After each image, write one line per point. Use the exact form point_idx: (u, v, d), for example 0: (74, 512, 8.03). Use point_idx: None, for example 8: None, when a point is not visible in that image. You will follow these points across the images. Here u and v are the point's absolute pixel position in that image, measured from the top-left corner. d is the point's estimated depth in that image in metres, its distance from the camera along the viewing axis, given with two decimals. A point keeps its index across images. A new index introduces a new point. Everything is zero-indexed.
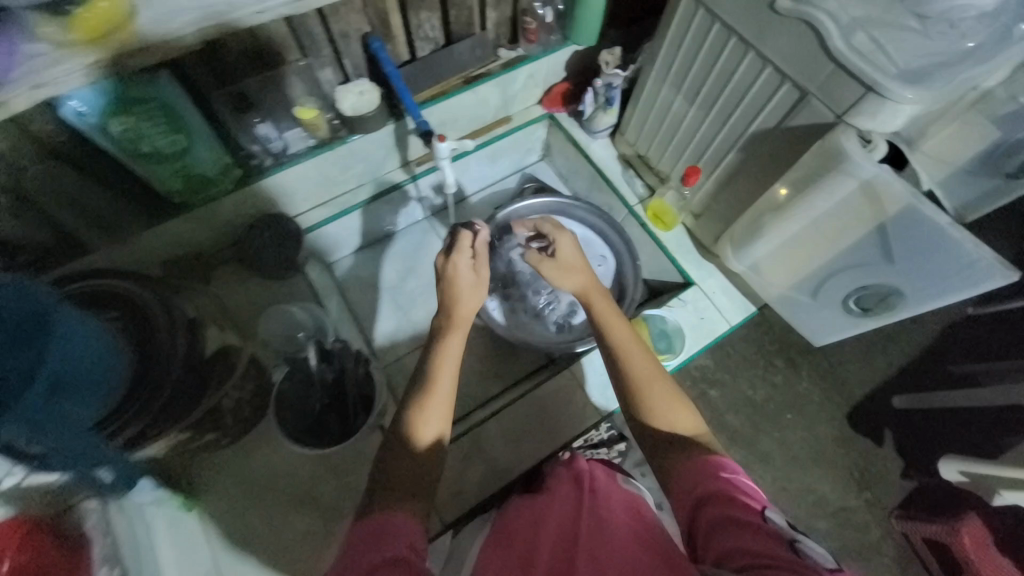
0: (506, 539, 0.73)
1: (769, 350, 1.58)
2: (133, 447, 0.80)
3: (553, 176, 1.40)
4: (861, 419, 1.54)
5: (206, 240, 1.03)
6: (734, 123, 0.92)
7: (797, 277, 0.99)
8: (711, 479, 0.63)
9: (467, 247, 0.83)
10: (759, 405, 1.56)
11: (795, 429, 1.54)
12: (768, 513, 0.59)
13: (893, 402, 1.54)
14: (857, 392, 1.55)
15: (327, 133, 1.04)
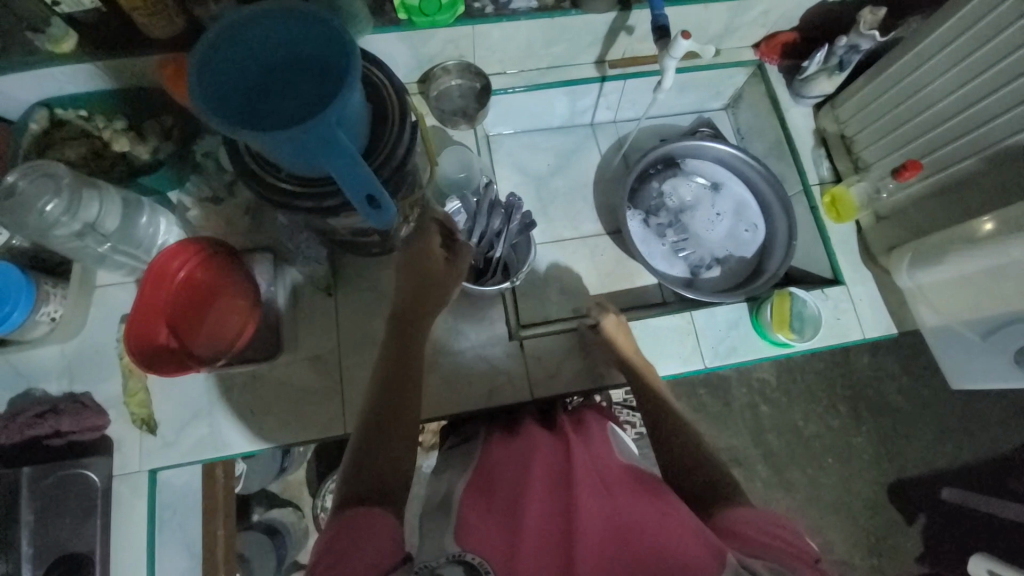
0: (483, 487, 0.71)
1: (837, 393, 1.57)
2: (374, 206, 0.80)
3: (730, 128, 1.33)
4: (901, 496, 1.53)
5: (405, 65, 1.08)
6: (992, 129, 0.85)
7: (973, 313, 0.94)
8: (763, 521, 0.62)
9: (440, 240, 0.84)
10: (805, 438, 1.56)
11: (831, 474, 1.54)
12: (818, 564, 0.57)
13: (942, 492, 1.53)
14: (909, 467, 1.53)
15: (552, 1, 1.01)
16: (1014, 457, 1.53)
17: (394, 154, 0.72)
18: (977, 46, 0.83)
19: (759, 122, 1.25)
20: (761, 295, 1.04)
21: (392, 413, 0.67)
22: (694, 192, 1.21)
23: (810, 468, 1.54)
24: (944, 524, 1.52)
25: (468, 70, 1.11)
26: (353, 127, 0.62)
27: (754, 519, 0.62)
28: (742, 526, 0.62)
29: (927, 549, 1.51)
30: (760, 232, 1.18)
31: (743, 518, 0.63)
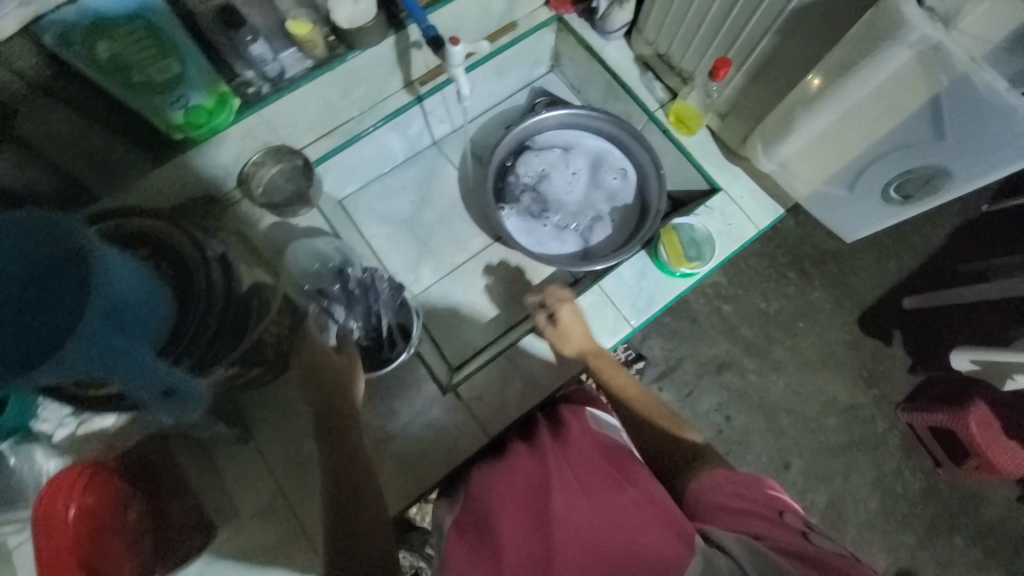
0: (475, 523, 0.69)
1: (781, 262, 1.62)
2: (200, 372, 0.77)
3: (565, 88, 1.31)
4: (871, 322, 1.59)
5: (209, 179, 0.98)
6: (770, 3, 0.83)
7: (830, 171, 0.89)
8: (733, 482, 0.68)
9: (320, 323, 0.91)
10: (772, 315, 1.61)
11: (807, 336, 1.60)
12: (785, 515, 0.62)
13: (904, 303, 1.58)
14: (867, 297, 1.60)
15: (325, 52, 0.95)
16: (951, 246, 1.61)
17: (201, 324, 0.76)
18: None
19: (584, 71, 1.24)
20: (654, 236, 1.05)
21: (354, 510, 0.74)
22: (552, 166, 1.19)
23: (788, 340, 1.59)
24: (919, 331, 1.59)
25: (282, 155, 1.04)
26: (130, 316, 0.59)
27: (727, 482, 0.69)
28: (717, 493, 0.68)
29: (915, 360, 1.58)
30: (630, 174, 1.18)
31: (715, 486, 0.69)
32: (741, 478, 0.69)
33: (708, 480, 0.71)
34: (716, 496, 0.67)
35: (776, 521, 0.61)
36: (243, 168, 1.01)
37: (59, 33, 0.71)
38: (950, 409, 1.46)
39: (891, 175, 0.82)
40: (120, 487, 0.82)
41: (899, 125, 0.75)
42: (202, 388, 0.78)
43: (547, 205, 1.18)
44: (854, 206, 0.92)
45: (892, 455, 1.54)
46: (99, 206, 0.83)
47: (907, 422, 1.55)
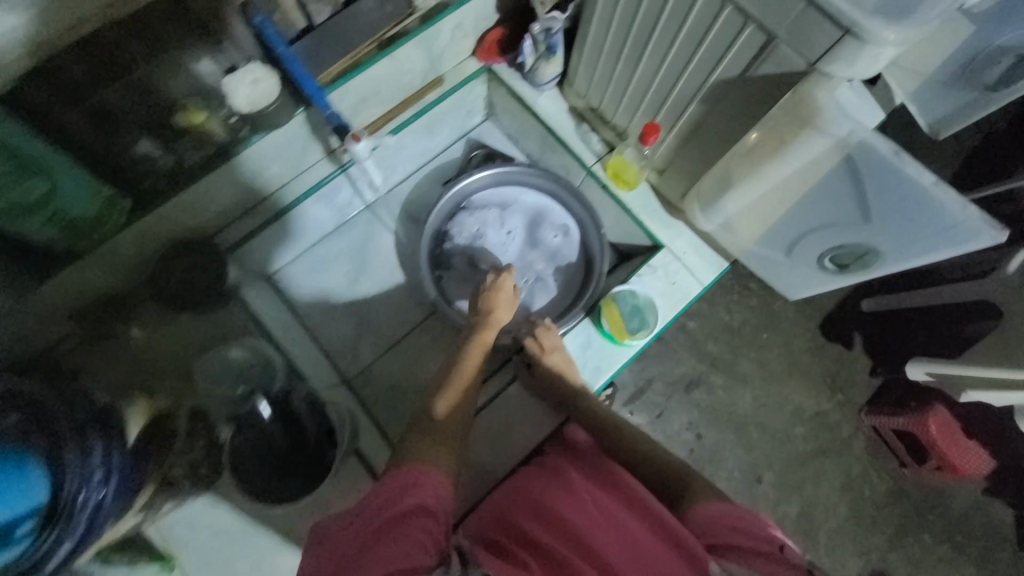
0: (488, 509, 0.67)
1: (742, 274, 1.57)
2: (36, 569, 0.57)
3: (501, 137, 1.26)
4: (832, 326, 1.54)
5: (110, 281, 0.90)
6: (694, 72, 0.78)
7: (765, 233, 0.87)
8: (728, 514, 0.65)
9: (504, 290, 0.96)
10: (737, 328, 1.55)
11: (772, 347, 1.54)
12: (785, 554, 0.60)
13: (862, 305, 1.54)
14: (828, 303, 1.55)
15: (227, 137, 0.88)
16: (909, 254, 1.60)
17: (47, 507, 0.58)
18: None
19: (519, 122, 1.19)
20: (596, 302, 1.03)
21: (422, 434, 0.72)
22: (491, 224, 1.15)
23: (754, 353, 1.53)
24: (879, 333, 1.53)
25: (190, 245, 0.94)
26: None
27: (720, 514, 0.66)
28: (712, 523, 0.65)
29: (875, 359, 1.52)
30: (572, 231, 1.14)
31: (709, 511, 0.66)
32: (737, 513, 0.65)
33: (701, 505, 0.68)
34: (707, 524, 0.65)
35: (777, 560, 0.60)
36: (150, 264, 0.93)
37: None
38: (910, 412, 1.41)
39: (825, 246, 0.80)
40: None
41: (826, 203, 0.73)
42: None
43: (497, 244, 1.14)
44: (791, 269, 0.91)
45: (858, 459, 1.49)
46: None
47: (871, 426, 1.49)
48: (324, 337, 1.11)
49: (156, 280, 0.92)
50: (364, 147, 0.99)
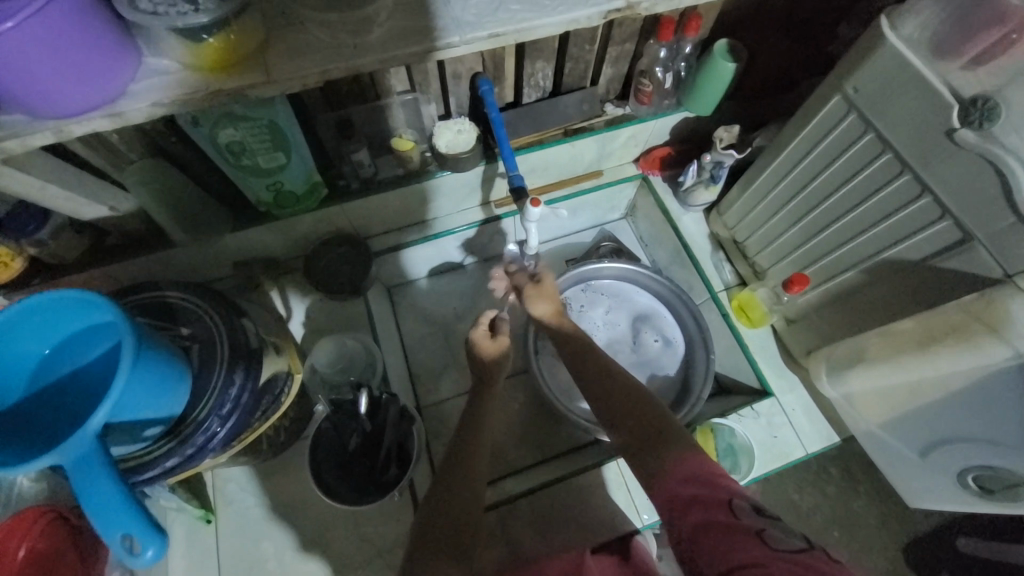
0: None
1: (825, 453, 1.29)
2: (167, 472, 0.66)
3: (632, 237, 1.33)
4: (920, 555, 1.24)
5: (279, 248, 1.05)
6: (863, 243, 0.80)
7: (896, 419, 0.86)
8: (690, 486, 0.57)
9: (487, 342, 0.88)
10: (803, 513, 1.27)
11: (841, 552, 1.25)
12: (736, 504, 0.54)
13: (958, 545, 1.24)
14: (920, 524, 1.25)
15: (418, 166, 1.01)
16: None
17: (203, 418, 0.66)
18: (833, 160, 0.80)
19: (656, 230, 1.25)
20: (689, 426, 1.00)
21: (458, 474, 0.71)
22: (594, 306, 1.17)
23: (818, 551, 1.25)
24: None
25: (345, 242, 1.07)
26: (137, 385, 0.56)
27: (677, 474, 0.59)
28: (676, 497, 0.57)
29: None
30: (676, 347, 1.14)
31: (674, 481, 0.59)
32: (693, 471, 0.59)
33: (665, 466, 0.61)
34: (673, 491, 0.58)
35: (730, 524, 0.52)
36: (312, 245, 1.07)
37: (189, 119, 0.74)
38: None
39: (969, 461, 0.78)
40: (76, 553, 0.74)
41: (986, 419, 0.72)
42: (145, 480, 0.65)
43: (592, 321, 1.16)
44: (922, 471, 0.88)
45: None
46: (145, 258, 0.90)
47: None
48: (415, 358, 1.17)
49: (310, 259, 1.06)
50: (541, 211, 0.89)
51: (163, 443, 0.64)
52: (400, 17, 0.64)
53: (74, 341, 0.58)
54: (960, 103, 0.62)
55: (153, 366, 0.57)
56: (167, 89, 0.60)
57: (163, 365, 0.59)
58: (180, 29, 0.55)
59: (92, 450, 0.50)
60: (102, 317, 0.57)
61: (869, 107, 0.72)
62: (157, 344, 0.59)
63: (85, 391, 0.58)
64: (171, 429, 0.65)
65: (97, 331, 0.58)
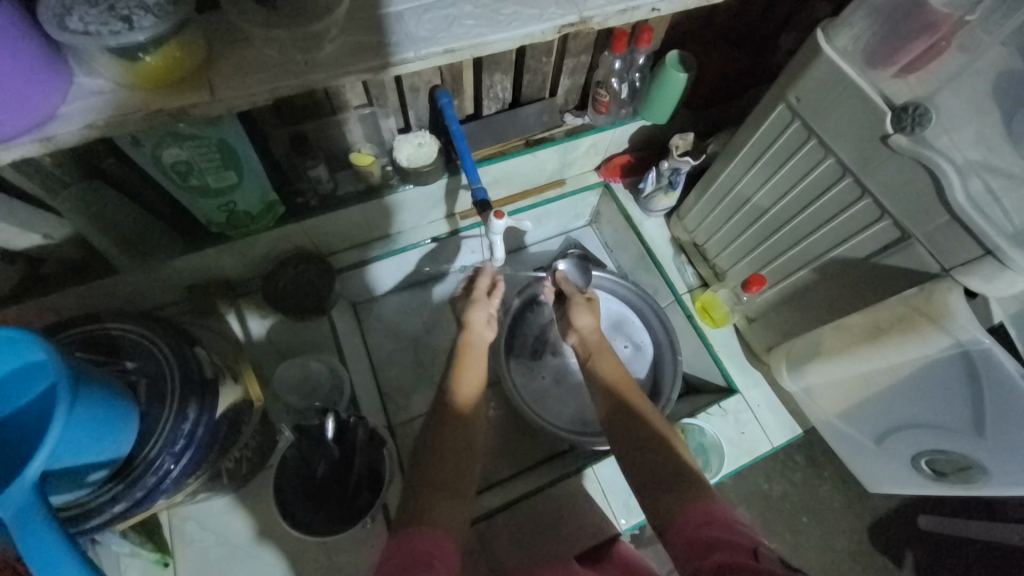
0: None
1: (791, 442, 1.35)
2: (116, 518, 0.61)
3: (598, 244, 1.35)
4: (884, 534, 1.29)
5: (235, 270, 1.00)
6: (812, 243, 0.85)
7: (852, 411, 0.91)
8: (712, 531, 0.57)
9: (484, 294, 0.95)
10: (774, 502, 1.32)
11: (810, 536, 1.29)
12: (761, 551, 0.53)
13: (917, 521, 1.31)
14: (881, 504, 1.31)
15: (379, 181, 0.99)
16: None
17: (155, 459, 0.62)
18: (781, 166, 0.84)
19: (619, 236, 1.27)
20: None
21: (441, 445, 0.72)
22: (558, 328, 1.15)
23: (789, 537, 1.29)
24: (932, 560, 1.27)
25: (306, 260, 1.04)
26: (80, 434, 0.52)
27: (697, 520, 0.59)
28: (697, 542, 0.57)
29: None
30: (645, 349, 1.15)
31: (693, 525, 0.59)
32: (715, 518, 0.59)
33: (683, 510, 0.62)
34: (694, 535, 0.58)
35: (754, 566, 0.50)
36: (271, 264, 1.03)
37: (130, 140, 0.70)
38: None
39: (922, 446, 0.83)
40: None
41: (934, 406, 0.77)
42: (92, 529, 0.60)
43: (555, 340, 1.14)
44: (880, 457, 0.93)
45: None
46: (86, 287, 0.85)
47: None
48: (385, 375, 1.14)
49: (269, 279, 1.02)
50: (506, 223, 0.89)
51: (111, 488, 0.60)
52: (353, 33, 0.63)
53: (0, 388, 0.53)
54: (893, 110, 0.66)
55: (92, 407, 0.53)
56: (100, 111, 0.56)
57: (106, 405, 0.55)
58: (115, 49, 0.52)
59: (33, 500, 0.47)
60: (35, 355, 0.52)
61: (812, 115, 0.75)
62: (97, 382, 0.55)
63: (18, 440, 0.53)
64: (118, 472, 0.60)
65: (26, 375, 0.53)
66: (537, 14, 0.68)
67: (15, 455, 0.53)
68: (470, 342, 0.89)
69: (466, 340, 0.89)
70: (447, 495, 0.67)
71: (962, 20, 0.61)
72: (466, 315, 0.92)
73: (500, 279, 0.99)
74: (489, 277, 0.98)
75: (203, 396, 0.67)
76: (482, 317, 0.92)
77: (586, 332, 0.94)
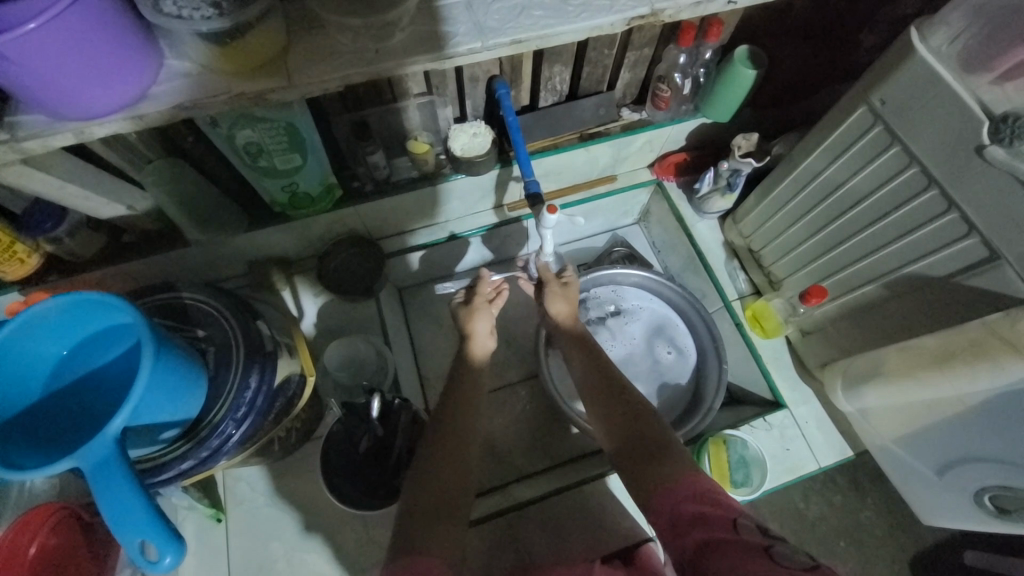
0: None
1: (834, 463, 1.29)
2: (184, 472, 0.66)
3: (645, 244, 1.32)
4: (927, 568, 1.22)
5: (292, 249, 1.05)
6: (884, 257, 0.80)
7: (905, 433, 0.86)
8: (693, 505, 0.57)
9: (483, 301, 0.92)
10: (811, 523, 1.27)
11: (847, 561, 1.23)
12: (740, 521, 0.53)
13: (964, 557, 1.23)
14: (927, 536, 1.24)
15: (432, 169, 1.00)
16: None
17: (219, 423, 0.66)
18: (855, 173, 0.79)
19: (669, 237, 1.24)
20: (701, 436, 0.99)
21: (440, 444, 0.71)
22: (608, 339, 1.13)
23: (824, 559, 1.24)
24: None
25: (357, 243, 1.07)
26: (159, 391, 0.56)
27: (679, 493, 0.59)
28: (680, 516, 0.57)
29: None
30: (688, 354, 1.12)
31: (676, 500, 0.59)
32: (696, 489, 0.59)
33: (666, 483, 0.62)
34: (678, 509, 0.58)
35: (734, 540, 0.51)
36: (325, 245, 1.07)
37: (208, 121, 0.74)
38: None
39: (985, 482, 0.77)
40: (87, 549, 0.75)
41: (997, 437, 0.72)
42: (162, 482, 0.65)
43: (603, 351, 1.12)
44: (936, 488, 0.87)
45: None
46: (159, 256, 0.91)
47: None
48: (424, 359, 1.17)
49: (323, 259, 1.06)
50: (558, 219, 0.88)
51: (180, 445, 0.64)
52: (422, 22, 0.64)
53: (92, 343, 0.59)
54: (992, 119, 0.61)
55: (170, 367, 0.57)
56: (186, 92, 0.60)
57: (181, 366, 0.59)
58: (204, 34, 0.55)
59: (114, 451, 0.51)
60: (122, 317, 0.57)
61: (897, 120, 0.70)
62: (173, 345, 0.59)
63: (105, 394, 0.58)
64: (188, 432, 0.65)
65: (116, 334, 0.59)
66: (606, 6, 0.66)
67: (103, 408, 0.58)
68: (476, 351, 0.88)
69: (471, 351, 0.88)
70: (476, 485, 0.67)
71: None
72: (468, 324, 0.89)
73: (504, 285, 0.96)
74: (491, 284, 0.96)
75: (263, 364, 0.71)
76: (485, 327, 0.90)
77: (556, 319, 0.94)
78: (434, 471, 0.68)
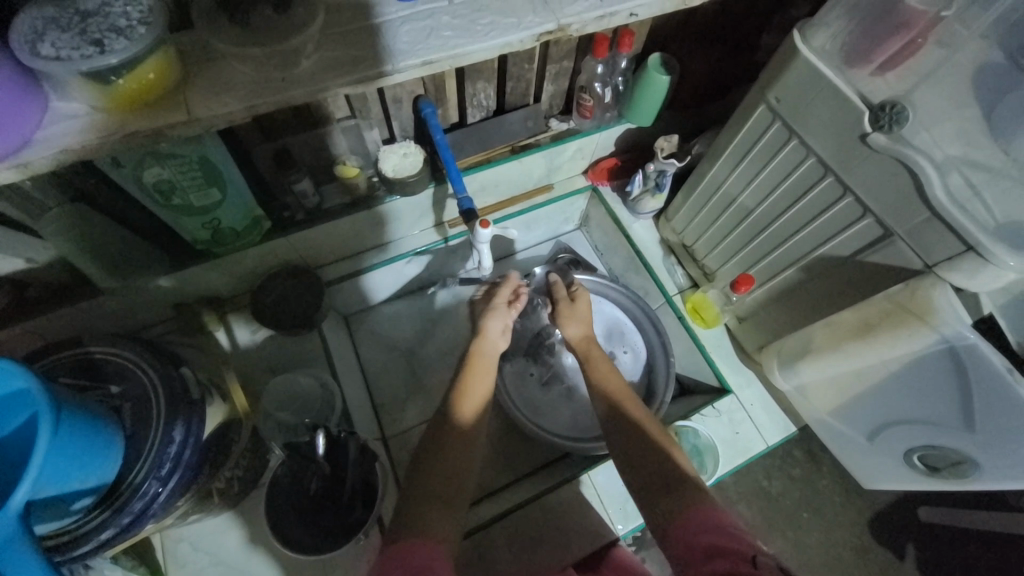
0: None
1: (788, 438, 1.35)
2: (105, 543, 0.60)
3: (588, 247, 1.35)
4: (883, 526, 1.29)
5: (222, 287, 1.00)
6: (798, 242, 0.85)
7: (843, 408, 0.91)
8: (711, 536, 0.56)
9: (501, 302, 0.93)
10: (774, 498, 1.32)
11: (812, 530, 1.29)
12: (759, 559, 0.52)
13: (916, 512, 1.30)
14: (880, 496, 1.31)
15: (365, 193, 0.99)
16: None
17: (141, 485, 0.61)
18: (765, 167, 0.84)
19: (609, 239, 1.27)
20: None
21: (424, 472, 0.69)
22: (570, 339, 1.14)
23: (790, 531, 1.29)
24: (933, 551, 1.27)
25: (293, 274, 1.03)
26: (63, 461, 0.51)
27: (694, 525, 0.59)
28: (696, 549, 0.56)
29: None
30: (639, 352, 1.14)
31: (693, 531, 0.59)
32: (714, 522, 0.58)
33: (682, 517, 0.61)
34: (695, 541, 0.57)
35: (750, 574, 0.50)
36: (259, 280, 1.03)
37: (109, 161, 0.69)
38: None
39: (914, 442, 0.83)
40: None
41: (924, 403, 0.77)
42: (81, 557, 0.60)
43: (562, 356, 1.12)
44: (871, 454, 0.93)
45: None
46: (69, 310, 0.84)
47: None
48: (377, 385, 1.14)
49: (257, 295, 1.01)
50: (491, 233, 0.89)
51: (98, 515, 0.59)
52: (329, 47, 0.63)
53: None
54: (871, 109, 0.66)
55: (73, 432, 0.52)
56: (73, 134, 0.56)
57: (89, 429, 0.54)
58: (87, 71, 0.51)
59: (14, 533, 0.45)
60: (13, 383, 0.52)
61: (792, 115, 0.76)
62: (79, 408, 0.54)
63: None
64: (105, 499, 0.60)
65: None
66: (514, 23, 0.68)
67: None
68: (483, 351, 0.87)
69: (478, 348, 0.87)
70: (438, 506, 0.66)
71: (938, 16, 0.63)
72: (483, 321, 0.90)
73: (523, 288, 0.97)
74: (512, 287, 0.97)
75: (191, 414, 0.67)
76: (499, 325, 0.90)
77: (570, 338, 0.95)
78: (411, 504, 0.66)
